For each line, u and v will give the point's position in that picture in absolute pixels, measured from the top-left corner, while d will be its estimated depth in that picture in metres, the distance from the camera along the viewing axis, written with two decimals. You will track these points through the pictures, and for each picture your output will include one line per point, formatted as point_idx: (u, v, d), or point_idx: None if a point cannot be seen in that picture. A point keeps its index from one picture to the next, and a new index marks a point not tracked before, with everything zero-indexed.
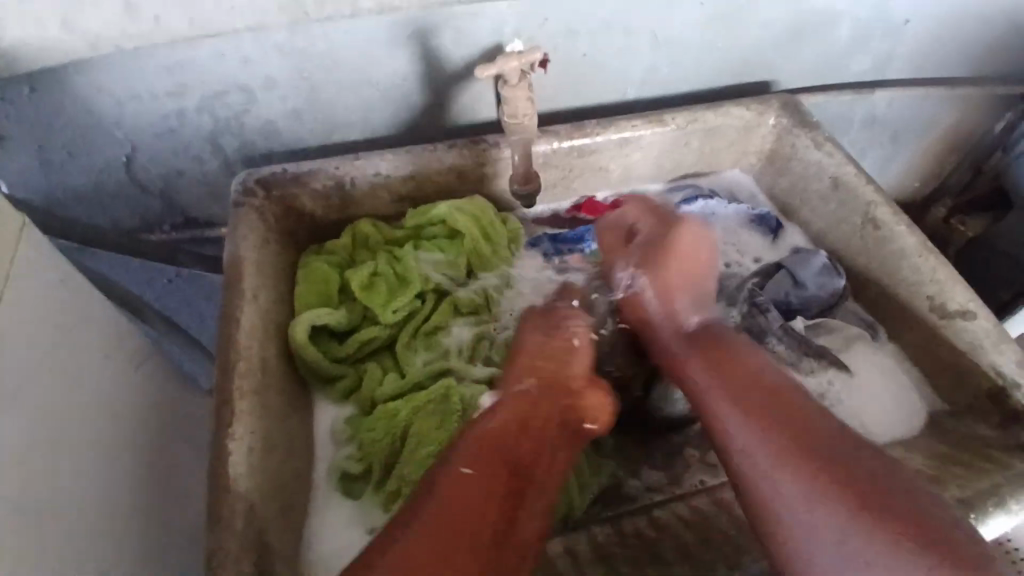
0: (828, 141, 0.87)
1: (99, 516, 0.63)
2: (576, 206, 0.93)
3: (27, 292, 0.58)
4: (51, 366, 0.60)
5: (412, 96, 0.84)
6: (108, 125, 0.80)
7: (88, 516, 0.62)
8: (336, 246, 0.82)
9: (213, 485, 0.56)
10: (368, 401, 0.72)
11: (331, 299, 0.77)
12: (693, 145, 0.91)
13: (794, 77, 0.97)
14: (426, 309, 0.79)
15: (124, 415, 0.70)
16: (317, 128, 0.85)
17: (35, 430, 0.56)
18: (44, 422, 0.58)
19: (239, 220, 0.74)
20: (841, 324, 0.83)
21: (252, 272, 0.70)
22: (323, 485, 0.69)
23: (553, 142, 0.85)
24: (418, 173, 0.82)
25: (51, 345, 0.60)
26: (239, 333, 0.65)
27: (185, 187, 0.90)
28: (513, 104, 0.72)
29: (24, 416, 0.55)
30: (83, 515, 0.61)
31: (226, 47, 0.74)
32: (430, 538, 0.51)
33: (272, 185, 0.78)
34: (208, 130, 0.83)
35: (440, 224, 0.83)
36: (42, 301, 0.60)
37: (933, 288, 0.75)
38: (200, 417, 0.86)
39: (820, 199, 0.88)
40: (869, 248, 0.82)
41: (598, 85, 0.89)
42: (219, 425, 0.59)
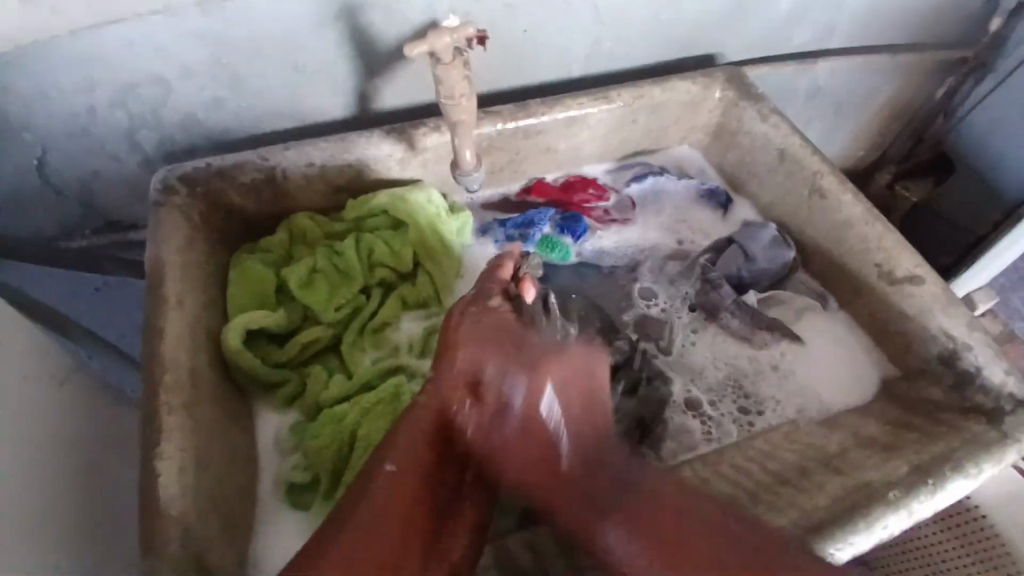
0: (773, 113, 0.86)
1: (40, 545, 0.58)
2: (525, 189, 0.90)
3: None
4: None
5: (344, 81, 0.79)
6: (8, 124, 0.73)
7: (27, 545, 0.56)
8: (271, 243, 0.77)
9: (145, 511, 0.51)
10: (313, 405, 0.69)
11: (268, 300, 0.73)
12: (640, 122, 0.90)
13: (737, 49, 0.96)
14: (371, 305, 0.75)
15: (50, 436, 0.65)
16: (244, 118, 0.80)
17: None
18: None
19: (160, 221, 0.69)
20: (791, 296, 0.83)
21: (177, 277, 0.65)
22: (271, 498, 0.65)
23: (497, 124, 0.82)
24: (356, 162, 0.78)
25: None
26: (165, 343, 0.60)
27: (106, 188, 0.83)
28: (448, 84, 0.67)
29: None
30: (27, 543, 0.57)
31: (134, 35, 0.68)
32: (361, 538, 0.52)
33: (196, 181, 0.72)
34: (123, 125, 0.77)
35: (382, 215, 0.79)
36: None
37: (880, 256, 0.75)
38: (136, 435, 0.81)
39: (767, 172, 0.88)
40: (817, 219, 0.82)
41: (540, 63, 0.86)
42: (148, 444, 0.54)
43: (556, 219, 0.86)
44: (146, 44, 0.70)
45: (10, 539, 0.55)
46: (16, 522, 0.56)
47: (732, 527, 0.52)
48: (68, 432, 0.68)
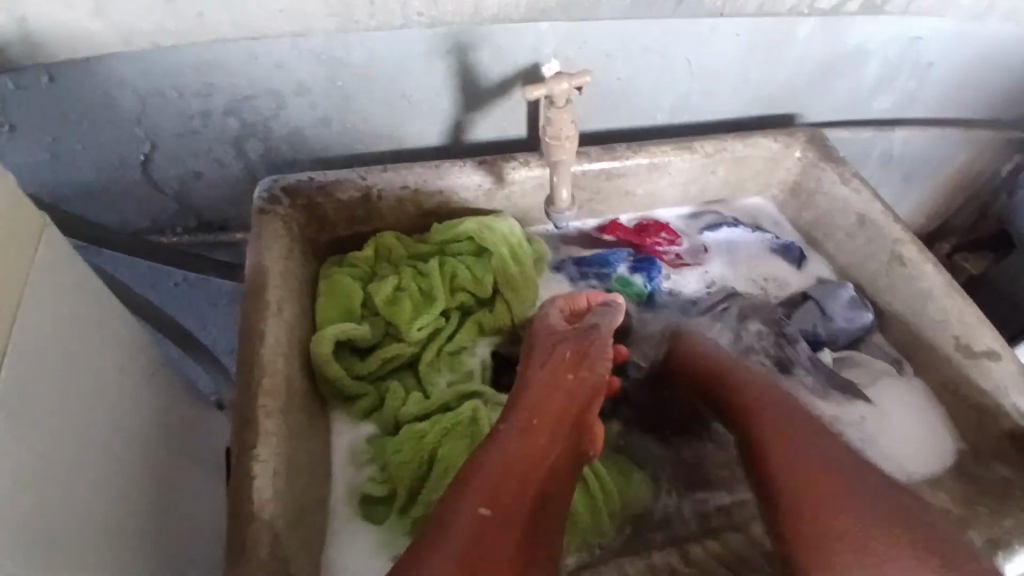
0: (855, 177, 0.87)
1: (105, 537, 0.59)
2: (602, 227, 0.92)
3: (49, 298, 0.57)
4: (71, 373, 0.59)
5: (443, 110, 0.82)
6: (127, 122, 0.78)
7: (93, 535, 0.58)
8: (358, 258, 0.80)
9: (238, 508, 0.53)
10: (391, 421, 0.70)
11: (353, 312, 0.75)
12: (719, 174, 0.91)
13: (819, 111, 0.98)
14: (450, 328, 0.77)
15: (131, 426, 0.67)
16: (344, 137, 0.83)
17: (54, 441, 0.55)
18: (63, 432, 0.56)
19: (263, 227, 0.72)
20: (866, 358, 0.83)
21: (277, 282, 0.68)
22: (344, 508, 0.66)
23: (583, 164, 0.84)
24: (448, 190, 0.80)
25: (61, 347, 0.58)
26: (264, 347, 0.62)
27: (205, 190, 0.87)
28: (558, 126, 0.70)
29: (48, 427, 0.54)
30: (98, 535, 0.58)
31: (260, 49, 0.72)
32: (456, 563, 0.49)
33: (298, 192, 0.75)
34: (232, 133, 0.81)
35: (466, 240, 0.81)
36: (68, 307, 0.60)
37: (962, 329, 0.75)
38: (205, 429, 0.83)
39: (845, 235, 0.88)
40: (895, 286, 0.82)
41: (629, 109, 0.89)
42: (244, 443, 0.56)
43: (629, 261, 0.88)
44: (266, 58, 0.73)
45: (80, 525, 0.56)
46: (88, 510, 0.58)
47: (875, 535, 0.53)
48: (147, 422, 0.70)
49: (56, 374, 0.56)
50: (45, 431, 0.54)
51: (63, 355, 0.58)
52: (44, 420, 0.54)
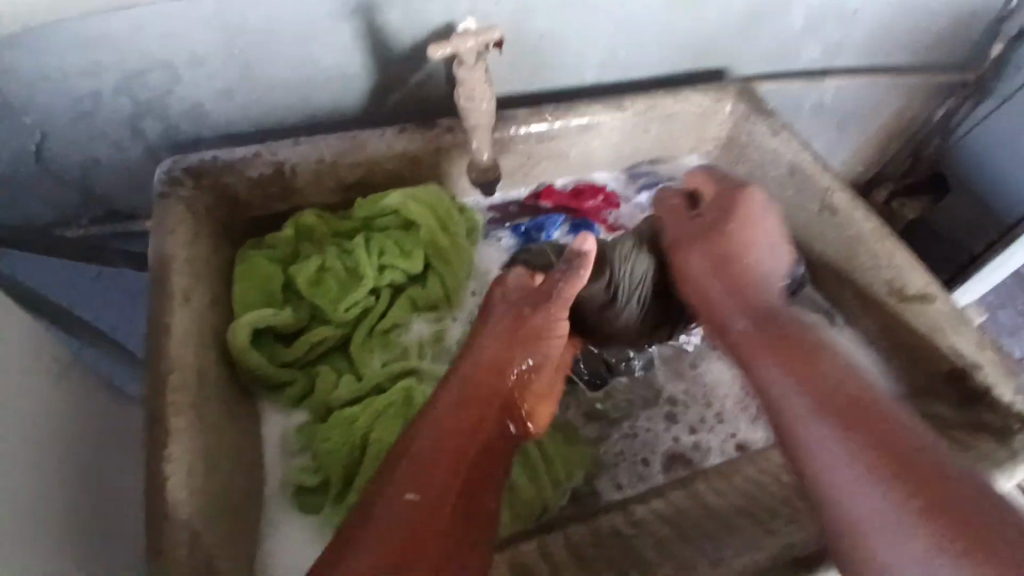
0: (784, 127, 0.86)
1: (39, 545, 0.56)
2: (535, 193, 0.89)
3: None
4: None
5: (358, 77, 0.78)
6: (9, 109, 0.71)
7: (27, 544, 0.54)
8: (275, 239, 0.74)
9: (150, 512, 0.50)
10: (322, 406, 0.67)
11: (275, 297, 0.71)
12: (651, 131, 0.89)
13: (748, 62, 0.96)
14: (380, 306, 0.74)
15: (50, 431, 0.63)
16: (254, 111, 0.78)
17: None
18: None
19: (166, 212, 0.67)
20: (800, 312, 0.83)
21: (183, 270, 0.63)
22: (278, 500, 0.64)
23: (510, 128, 0.81)
24: (369, 162, 0.76)
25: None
26: (171, 340, 0.58)
27: (109, 179, 0.81)
28: (470, 87, 0.67)
29: None
30: (33, 542, 0.55)
31: (145, 19, 0.66)
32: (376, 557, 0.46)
33: (203, 173, 0.70)
34: (129, 115, 0.75)
35: (392, 214, 0.77)
36: None
37: (891, 272, 0.75)
38: (128, 431, 0.78)
39: (777, 186, 0.88)
40: (827, 234, 0.82)
41: (554, 68, 0.86)
42: (154, 444, 0.52)
43: (567, 224, 0.86)
44: (153, 28, 0.67)
45: (12, 533, 0.53)
46: (16, 518, 0.54)
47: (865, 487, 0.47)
48: (65, 426, 0.66)
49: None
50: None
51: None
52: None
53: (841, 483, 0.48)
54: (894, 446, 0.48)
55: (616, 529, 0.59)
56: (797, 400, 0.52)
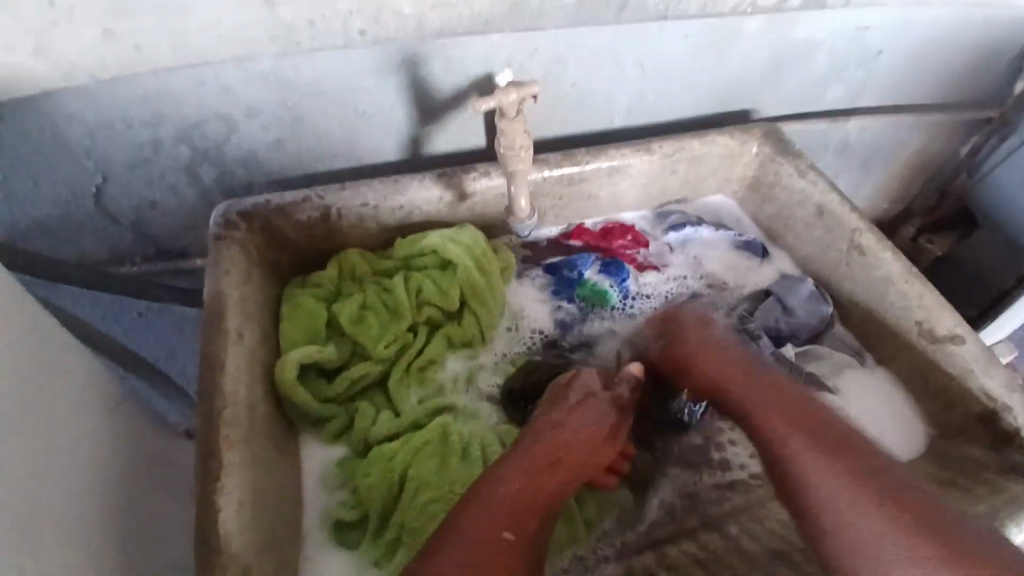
0: (811, 169, 0.88)
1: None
2: (564, 234, 0.92)
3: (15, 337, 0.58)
4: (40, 411, 0.59)
5: (400, 124, 0.82)
6: (78, 156, 0.76)
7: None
8: (321, 277, 0.79)
9: (204, 544, 0.52)
10: (362, 441, 0.69)
11: (318, 333, 0.74)
12: (679, 173, 0.92)
13: (773, 104, 0.99)
14: (418, 343, 0.76)
15: (97, 467, 0.65)
16: (301, 156, 0.83)
17: (29, 476, 0.55)
18: (36, 469, 0.56)
19: (221, 253, 0.71)
20: (828, 351, 0.84)
21: (236, 309, 0.67)
22: (317, 534, 0.65)
23: (543, 171, 0.84)
24: (408, 205, 0.80)
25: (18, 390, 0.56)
26: (225, 376, 0.61)
27: (163, 218, 0.86)
28: (511, 137, 0.70)
29: (22, 465, 0.54)
30: (81, 572, 0.58)
31: (206, 73, 0.71)
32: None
33: (254, 216, 0.74)
34: (186, 160, 0.80)
35: (430, 254, 0.80)
36: (30, 344, 0.60)
37: (922, 313, 0.76)
38: (174, 460, 0.81)
39: (804, 226, 0.89)
40: (856, 274, 0.83)
41: (584, 113, 0.90)
42: (207, 477, 0.55)
43: (597, 262, 0.88)
44: (213, 83, 0.72)
45: (55, 572, 0.55)
46: (59, 557, 0.56)
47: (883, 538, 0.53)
48: (112, 461, 0.69)
49: (14, 419, 0.55)
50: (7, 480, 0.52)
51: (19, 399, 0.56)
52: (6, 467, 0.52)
53: (865, 541, 0.53)
54: (897, 491, 0.55)
55: None
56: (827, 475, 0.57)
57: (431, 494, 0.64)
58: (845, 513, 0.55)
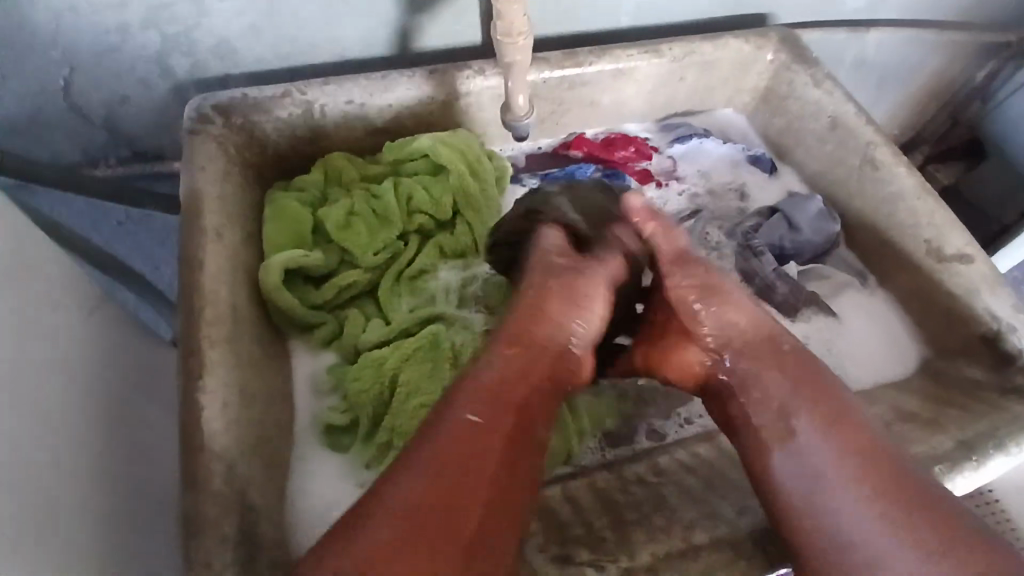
0: (828, 79, 0.83)
1: (63, 484, 0.56)
2: (564, 143, 0.87)
3: None
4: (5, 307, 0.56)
5: (389, 15, 0.75)
6: (37, 40, 0.70)
7: (52, 483, 0.55)
8: (306, 182, 0.74)
9: (186, 443, 0.50)
10: (351, 349, 0.68)
11: (303, 239, 0.71)
12: (688, 80, 0.86)
13: (791, 9, 0.92)
14: (409, 252, 0.73)
15: (73, 371, 0.63)
16: (280, 48, 0.76)
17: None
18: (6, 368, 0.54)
19: (196, 149, 0.66)
20: (831, 271, 0.82)
21: (214, 208, 0.63)
22: (307, 440, 0.64)
23: (544, 71, 0.78)
24: (397, 104, 0.75)
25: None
26: (205, 276, 0.58)
27: (135, 116, 0.80)
28: (508, 20, 0.63)
29: None
30: (63, 473, 0.57)
31: None
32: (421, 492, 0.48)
33: (232, 110, 0.69)
34: (155, 49, 0.73)
35: (421, 159, 0.76)
36: None
37: (931, 231, 0.73)
38: (158, 370, 0.79)
39: (816, 140, 0.85)
40: (865, 192, 0.80)
41: (589, 10, 0.83)
42: (188, 376, 0.53)
43: (598, 173, 0.84)
44: None
45: (31, 472, 0.53)
46: (37, 456, 0.54)
47: (845, 494, 0.50)
48: (90, 365, 0.66)
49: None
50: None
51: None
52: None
53: (817, 480, 0.51)
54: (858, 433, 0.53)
55: (641, 478, 0.59)
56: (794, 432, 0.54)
57: (422, 399, 0.63)
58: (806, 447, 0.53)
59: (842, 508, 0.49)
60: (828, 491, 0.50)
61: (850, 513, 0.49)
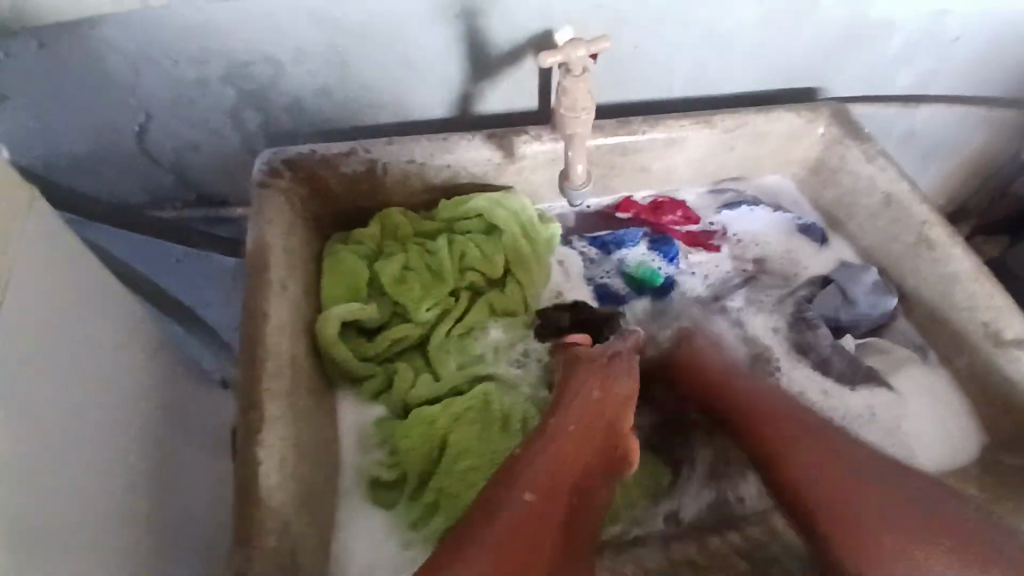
0: (880, 155, 0.83)
1: (98, 527, 0.58)
2: (615, 205, 0.88)
3: (44, 270, 0.56)
4: (69, 346, 0.58)
5: (453, 79, 0.78)
6: (121, 91, 0.74)
7: (86, 526, 0.56)
8: (363, 235, 0.77)
9: (242, 498, 0.51)
10: (400, 404, 0.68)
11: (359, 292, 0.72)
12: (739, 150, 0.87)
13: (841, 85, 0.93)
14: (460, 308, 0.74)
15: (122, 412, 0.64)
16: (348, 106, 0.80)
17: (52, 416, 0.54)
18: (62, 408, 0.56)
19: (265, 201, 0.69)
20: (892, 345, 0.80)
21: (279, 259, 0.65)
22: (351, 495, 0.64)
23: (599, 138, 0.80)
24: (456, 164, 0.77)
25: (41, 329, 0.54)
26: (269, 327, 0.59)
27: (204, 163, 0.83)
28: (573, 96, 0.66)
29: (48, 401, 0.54)
30: (98, 517, 0.58)
31: (258, 12, 0.69)
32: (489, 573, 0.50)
33: (300, 165, 0.72)
34: (231, 103, 0.77)
35: (475, 218, 0.78)
36: (61, 279, 0.59)
37: (989, 314, 0.72)
38: (205, 409, 0.81)
39: (868, 214, 0.85)
40: (920, 270, 0.79)
41: (645, 80, 0.85)
42: (249, 428, 0.54)
43: (646, 238, 0.85)
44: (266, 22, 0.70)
45: (71, 512, 0.55)
46: (75, 498, 0.56)
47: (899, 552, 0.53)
48: (143, 405, 0.67)
49: (32, 362, 0.52)
50: (23, 421, 0.51)
51: (44, 339, 0.54)
52: (21, 409, 0.50)
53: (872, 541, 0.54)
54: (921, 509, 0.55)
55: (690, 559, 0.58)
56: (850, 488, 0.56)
57: (469, 464, 0.63)
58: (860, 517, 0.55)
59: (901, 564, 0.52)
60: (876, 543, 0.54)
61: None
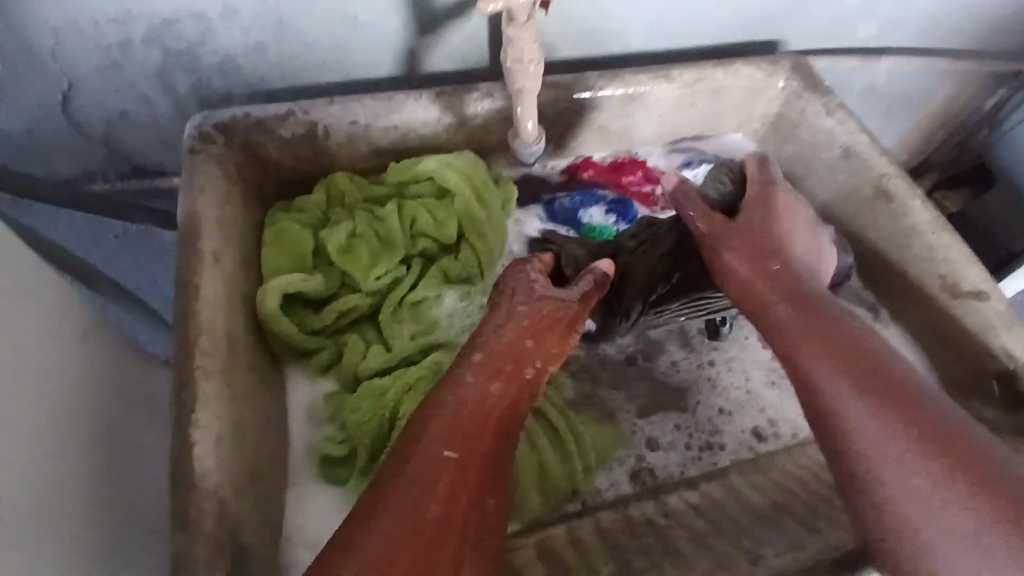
0: (840, 108, 0.81)
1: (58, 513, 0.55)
2: (573, 165, 0.85)
3: None
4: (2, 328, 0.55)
5: (397, 35, 0.74)
6: (38, 56, 0.68)
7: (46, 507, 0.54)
8: (308, 203, 0.73)
9: (177, 480, 0.48)
10: (351, 376, 0.66)
11: (304, 263, 0.69)
12: (698, 106, 0.85)
13: (802, 37, 0.91)
14: (412, 275, 0.72)
15: (58, 394, 0.60)
16: (285, 66, 0.75)
17: None
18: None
19: (197, 169, 0.64)
20: (846, 303, 0.80)
21: (213, 230, 0.61)
22: (303, 473, 0.62)
23: (553, 95, 0.77)
24: (402, 126, 0.73)
25: None
26: (201, 303, 0.56)
27: (135, 133, 0.78)
28: (518, 47, 0.62)
29: None
30: (59, 500, 0.56)
31: None
32: (394, 518, 0.46)
33: (234, 130, 0.67)
34: (158, 65, 0.72)
35: (426, 181, 0.75)
36: None
37: (946, 267, 0.72)
38: (152, 391, 0.77)
39: (828, 169, 0.83)
40: (878, 224, 0.78)
41: (600, 34, 0.82)
42: (182, 409, 0.51)
43: (603, 202, 0.83)
44: None
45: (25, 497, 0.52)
46: (30, 483, 0.53)
47: (914, 477, 0.48)
48: (83, 389, 0.64)
49: None
50: None
51: None
52: None
53: (870, 450, 0.50)
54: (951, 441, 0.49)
55: (648, 519, 0.58)
56: (860, 410, 0.52)
57: None
58: (868, 443, 0.50)
59: (911, 490, 0.48)
60: (886, 474, 0.49)
61: (917, 508, 0.47)
